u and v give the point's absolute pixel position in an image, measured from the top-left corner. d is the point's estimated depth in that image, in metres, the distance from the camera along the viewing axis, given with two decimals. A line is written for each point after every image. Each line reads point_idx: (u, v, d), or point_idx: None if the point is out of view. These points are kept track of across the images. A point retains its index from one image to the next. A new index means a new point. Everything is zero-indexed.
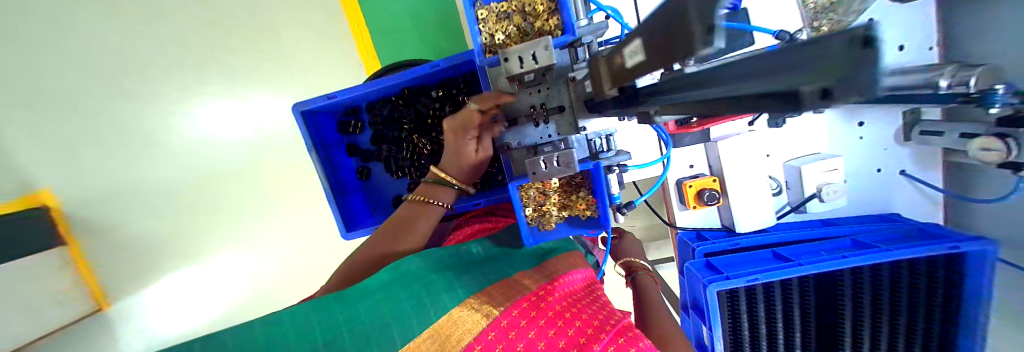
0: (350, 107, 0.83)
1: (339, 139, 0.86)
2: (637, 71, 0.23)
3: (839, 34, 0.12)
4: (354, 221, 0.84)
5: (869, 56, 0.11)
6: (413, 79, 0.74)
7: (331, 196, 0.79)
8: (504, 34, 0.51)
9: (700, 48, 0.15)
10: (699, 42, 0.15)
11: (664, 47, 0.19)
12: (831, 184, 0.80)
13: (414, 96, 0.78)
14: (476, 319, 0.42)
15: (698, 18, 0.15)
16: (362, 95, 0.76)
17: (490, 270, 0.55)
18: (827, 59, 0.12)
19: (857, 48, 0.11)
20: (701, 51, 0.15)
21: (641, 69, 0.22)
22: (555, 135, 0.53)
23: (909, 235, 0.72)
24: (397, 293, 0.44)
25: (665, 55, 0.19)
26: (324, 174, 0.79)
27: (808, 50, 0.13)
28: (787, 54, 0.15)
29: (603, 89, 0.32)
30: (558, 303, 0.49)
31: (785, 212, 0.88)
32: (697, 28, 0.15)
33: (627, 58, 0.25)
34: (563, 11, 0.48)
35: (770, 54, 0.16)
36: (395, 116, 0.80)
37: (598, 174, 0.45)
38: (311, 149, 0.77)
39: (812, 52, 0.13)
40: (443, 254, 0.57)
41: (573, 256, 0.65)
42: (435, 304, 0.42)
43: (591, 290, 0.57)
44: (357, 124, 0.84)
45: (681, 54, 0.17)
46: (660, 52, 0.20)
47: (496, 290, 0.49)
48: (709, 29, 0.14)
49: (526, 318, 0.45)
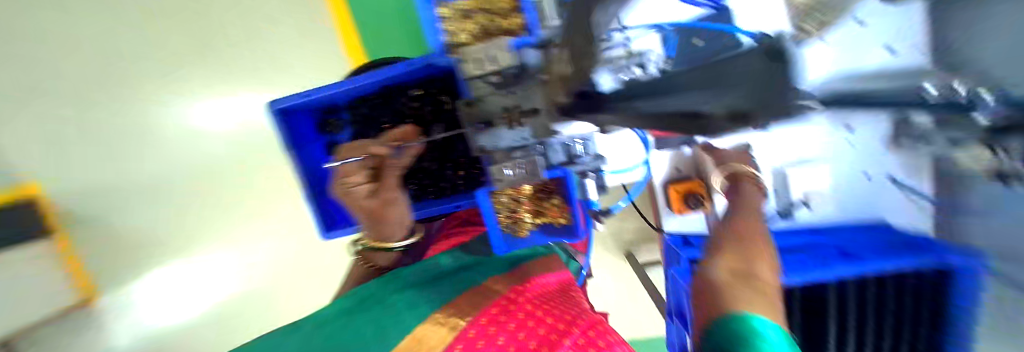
0: (329, 106, 0.80)
1: (316, 138, 0.82)
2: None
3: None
4: (334, 221, 0.83)
5: None
6: (392, 78, 0.71)
7: (311, 197, 0.79)
8: (468, 33, 0.48)
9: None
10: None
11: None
12: (818, 192, 0.79)
13: (395, 95, 0.76)
14: (443, 335, 0.41)
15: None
16: (339, 93, 0.73)
17: (455, 282, 0.53)
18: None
19: None
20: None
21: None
22: (530, 138, 0.50)
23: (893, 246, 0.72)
24: (350, 324, 0.42)
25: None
26: (302, 176, 0.78)
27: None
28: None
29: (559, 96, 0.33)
30: (529, 305, 0.50)
31: (773, 218, 0.87)
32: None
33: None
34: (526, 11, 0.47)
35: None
36: (375, 115, 0.78)
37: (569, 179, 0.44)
38: (287, 148, 0.76)
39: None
40: (415, 274, 0.56)
41: (551, 260, 0.65)
42: (397, 325, 0.41)
43: (565, 293, 0.58)
44: (334, 122, 0.81)
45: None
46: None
47: (464, 301, 0.48)
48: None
49: (494, 324, 0.45)
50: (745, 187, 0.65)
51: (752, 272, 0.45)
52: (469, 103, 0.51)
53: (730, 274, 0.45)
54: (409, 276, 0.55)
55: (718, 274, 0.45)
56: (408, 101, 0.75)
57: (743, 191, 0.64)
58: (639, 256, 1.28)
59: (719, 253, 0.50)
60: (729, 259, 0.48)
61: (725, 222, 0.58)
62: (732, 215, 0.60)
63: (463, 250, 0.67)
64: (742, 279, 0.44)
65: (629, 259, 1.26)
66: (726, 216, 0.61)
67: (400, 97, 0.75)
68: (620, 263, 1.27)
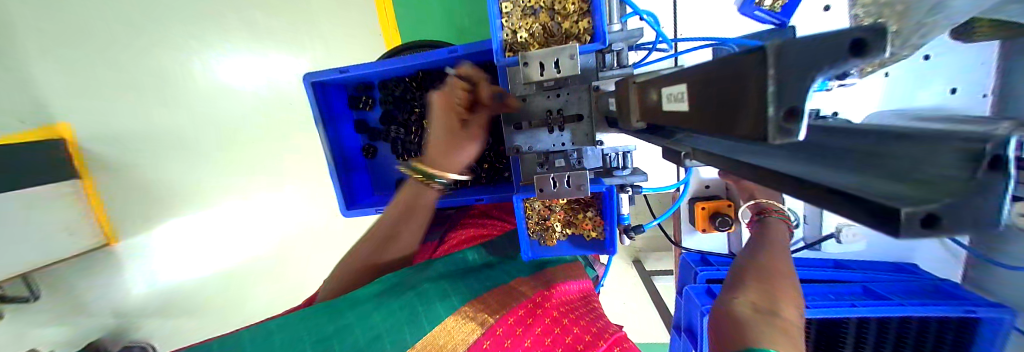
0: (362, 84, 0.81)
1: (348, 114, 0.85)
2: (675, 116, 0.21)
3: (956, 154, 0.11)
4: (355, 199, 0.83)
5: (994, 177, 0.09)
6: (428, 64, 0.71)
7: (336, 173, 0.79)
8: (528, 32, 0.46)
9: (774, 133, 0.13)
10: (775, 128, 0.13)
11: (718, 104, 0.17)
12: (852, 226, 0.79)
13: (431, 80, 0.76)
14: (471, 328, 0.45)
15: (777, 95, 0.13)
16: (378, 73, 0.74)
17: (484, 277, 0.57)
18: (940, 170, 0.11)
19: (980, 167, 0.09)
20: (765, 134, 0.14)
21: (682, 118, 0.20)
22: (568, 144, 0.48)
23: (922, 290, 0.70)
24: (388, 302, 0.46)
25: (713, 116, 0.17)
26: (330, 150, 0.78)
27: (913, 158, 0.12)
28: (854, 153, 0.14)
29: (630, 119, 0.28)
30: (555, 311, 0.53)
31: (800, 247, 0.83)
32: (771, 106, 0.13)
33: (665, 100, 0.22)
34: (595, 15, 0.43)
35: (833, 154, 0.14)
36: (406, 98, 0.79)
37: (611, 196, 0.42)
38: (319, 121, 0.76)
39: (922, 158, 0.12)
40: (442, 263, 0.58)
41: (574, 266, 0.67)
42: (428, 313, 0.46)
43: (587, 301, 0.59)
44: (367, 101, 0.82)
45: (739, 122, 0.15)
46: (708, 115, 0.18)
47: (494, 299, 0.52)
48: (784, 106, 0.13)
49: (522, 325, 0.48)
50: (770, 221, 0.66)
51: (774, 309, 0.44)
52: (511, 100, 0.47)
53: (752, 308, 0.44)
54: (445, 264, 0.58)
55: (740, 307, 0.45)
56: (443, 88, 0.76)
57: (769, 224, 0.65)
58: (647, 265, 1.27)
59: (744, 284, 0.49)
60: (753, 293, 0.47)
61: (751, 248, 0.58)
62: (757, 243, 0.60)
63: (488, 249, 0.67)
64: (765, 315, 0.43)
65: (637, 267, 1.25)
66: (749, 243, 0.61)
67: (436, 83, 0.76)
68: (628, 270, 1.26)
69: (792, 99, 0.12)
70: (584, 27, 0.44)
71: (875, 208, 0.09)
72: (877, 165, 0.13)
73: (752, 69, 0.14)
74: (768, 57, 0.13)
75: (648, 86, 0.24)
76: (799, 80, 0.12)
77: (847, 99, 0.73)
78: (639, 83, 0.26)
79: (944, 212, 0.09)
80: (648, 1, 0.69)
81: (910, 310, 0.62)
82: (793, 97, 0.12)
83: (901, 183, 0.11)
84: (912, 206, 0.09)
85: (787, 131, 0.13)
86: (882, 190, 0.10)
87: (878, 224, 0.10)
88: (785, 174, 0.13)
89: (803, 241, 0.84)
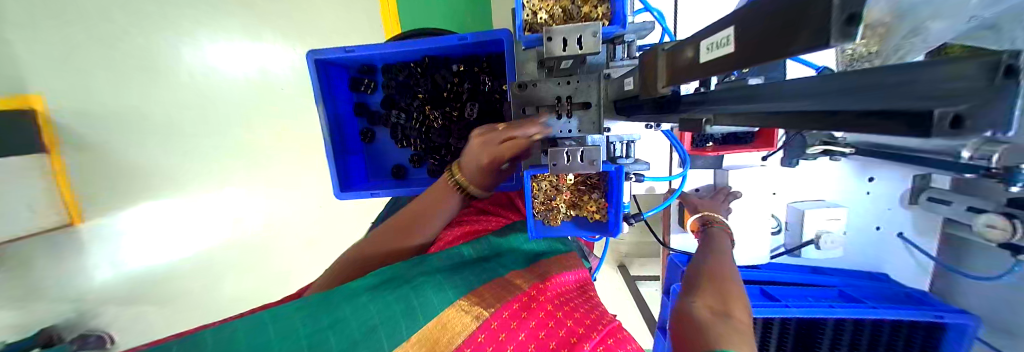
0: (365, 66, 0.80)
1: (349, 96, 0.84)
2: (717, 64, 0.21)
3: (974, 62, 0.11)
4: (349, 182, 0.82)
5: (1011, 88, 0.10)
6: (436, 49, 0.71)
7: (332, 154, 0.77)
8: (547, 13, 0.47)
9: (833, 37, 0.12)
10: (836, 33, 0.12)
11: (770, 35, 0.16)
12: (831, 233, 0.81)
13: (436, 66, 0.76)
14: (466, 322, 0.45)
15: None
16: (383, 54, 0.74)
17: (480, 271, 0.57)
18: (958, 78, 0.11)
19: (1000, 74, 0.10)
20: (825, 41, 0.13)
21: (724, 62, 0.20)
22: (576, 132, 0.48)
23: (895, 297, 0.74)
24: (385, 293, 0.46)
25: (766, 46, 0.17)
26: (328, 130, 0.77)
27: (928, 72, 0.12)
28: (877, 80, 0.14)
29: (654, 86, 0.29)
30: (549, 305, 0.52)
31: (780, 252, 0.89)
32: (834, 9, 0.12)
33: (703, 52, 0.22)
34: (615, 2, 0.44)
35: (870, 71, 0.15)
36: (411, 84, 0.79)
37: (619, 177, 0.43)
38: (319, 99, 0.74)
39: (929, 72, 0.12)
40: (442, 258, 0.59)
41: (568, 257, 0.68)
42: (426, 307, 0.45)
43: (583, 291, 0.60)
44: (369, 84, 0.82)
45: (796, 41, 0.14)
46: (756, 45, 0.18)
47: (489, 292, 0.51)
48: (846, 12, 0.12)
49: (517, 319, 0.47)
50: (715, 231, 0.69)
51: (727, 309, 0.46)
52: (522, 85, 0.48)
53: (708, 310, 0.46)
54: (440, 258, 0.59)
55: (698, 310, 0.46)
56: (448, 75, 0.76)
57: (714, 235, 0.67)
58: (631, 269, 1.29)
59: (697, 290, 0.51)
60: (709, 298, 0.48)
61: (701, 256, 0.60)
62: (704, 250, 0.63)
63: (487, 241, 0.67)
64: (721, 316, 0.44)
65: (623, 271, 1.27)
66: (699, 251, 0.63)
67: (441, 69, 0.76)
68: (613, 274, 1.27)
69: (852, 5, 0.12)
70: (602, 13, 0.46)
71: (911, 118, 0.12)
72: (890, 78, 0.14)
73: None
74: None
75: (679, 50, 0.25)
76: None
77: None
78: (666, 49, 0.27)
79: (968, 114, 0.10)
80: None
81: (884, 312, 0.66)
82: (858, 2, 0.12)
83: (931, 98, 0.12)
84: (944, 108, 0.11)
85: (847, 36, 0.12)
86: (924, 102, 0.12)
87: (914, 130, 0.12)
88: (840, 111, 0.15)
89: (784, 247, 0.89)
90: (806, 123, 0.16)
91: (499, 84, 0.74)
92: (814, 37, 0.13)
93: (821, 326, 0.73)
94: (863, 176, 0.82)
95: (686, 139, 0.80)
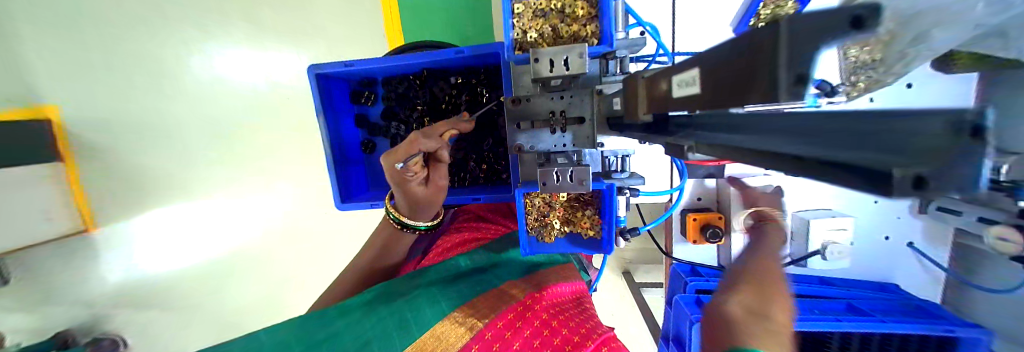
0: (366, 79, 0.82)
1: (349, 108, 0.85)
2: (685, 101, 0.22)
3: (935, 121, 0.11)
4: (350, 193, 0.83)
5: (972, 147, 0.10)
6: (434, 63, 0.73)
7: (333, 167, 0.78)
8: (538, 32, 0.47)
9: (783, 97, 0.14)
10: (785, 92, 0.14)
11: (728, 84, 0.18)
12: (837, 243, 0.80)
13: (434, 78, 0.77)
14: (460, 333, 0.45)
15: (786, 63, 0.14)
16: (382, 68, 0.75)
17: (474, 282, 0.57)
18: (922, 137, 0.11)
19: (964, 138, 0.10)
20: (775, 97, 0.15)
21: (693, 102, 0.22)
22: (570, 146, 0.48)
23: (902, 308, 0.72)
24: (377, 309, 0.47)
25: (724, 92, 0.18)
26: (329, 143, 0.78)
27: (890, 127, 0.13)
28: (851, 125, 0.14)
29: (637, 111, 0.30)
30: (545, 313, 0.51)
31: (786, 262, 0.87)
32: (782, 70, 0.14)
33: (674, 88, 0.24)
34: (603, 20, 0.45)
35: (841, 117, 0.15)
36: (410, 96, 0.80)
37: (611, 194, 0.43)
38: (320, 113, 0.76)
39: (909, 125, 0.12)
40: (437, 270, 0.59)
41: (566, 268, 0.67)
42: (419, 321, 0.46)
43: (580, 302, 0.59)
44: (370, 96, 0.83)
45: (750, 93, 0.16)
46: (716, 91, 0.19)
47: (483, 303, 0.51)
48: (793, 72, 0.14)
49: (512, 328, 0.47)
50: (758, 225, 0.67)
51: (766, 312, 0.44)
52: (515, 100, 0.48)
53: (745, 309, 0.44)
54: (435, 271, 0.59)
55: (733, 308, 0.44)
56: (446, 87, 0.77)
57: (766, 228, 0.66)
58: (636, 276, 1.27)
59: (735, 287, 0.49)
60: (748, 297, 0.47)
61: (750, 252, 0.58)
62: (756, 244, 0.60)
63: (484, 251, 0.67)
64: (757, 318, 0.43)
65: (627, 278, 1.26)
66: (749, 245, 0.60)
67: (439, 81, 0.77)
68: (616, 281, 1.26)
69: (798, 66, 0.13)
70: (592, 31, 0.46)
71: (875, 175, 0.11)
72: (862, 127, 0.14)
73: (761, 43, 0.15)
74: (776, 31, 0.14)
75: (656, 82, 0.27)
76: (804, 50, 0.13)
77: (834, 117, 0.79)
78: (645, 78, 0.28)
79: (931, 176, 0.10)
80: (649, 12, 0.72)
81: (888, 326, 0.64)
82: (798, 65, 0.13)
83: (895, 154, 0.12)
84: (901, 169, 0.11)
85: (795, 94, 0.14)
86: (889, 158, 0.12)
87: (878, 190, 0.12)
88: (813, 158, 0.14)
89: (789, 257, 0.87)
90: (781, 164, 0.16)
91: (497, 96, 0.75)
92: (766, 92, 0.15)
93: (827, 340, 0.72)
94: None
95: None
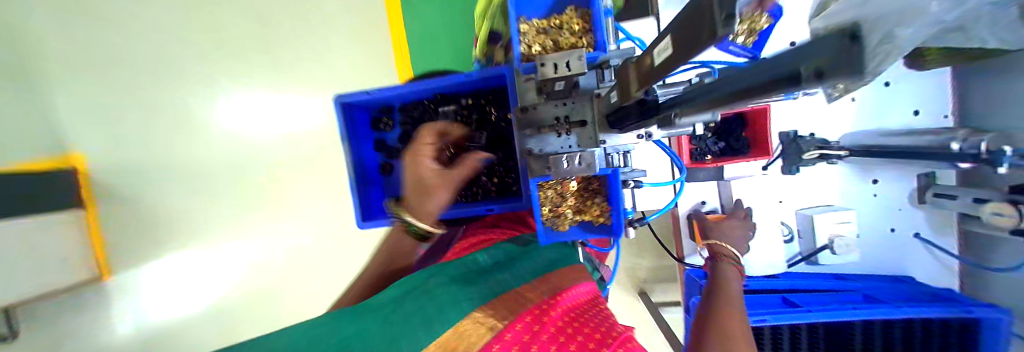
0: (385, 106, 0.90)
1: (370, 135, 0.92)
2: (662, 65, 0.26)
3: (826, 40, 0.14)
4: (369, 213, 0.87)
5: (852, 45, 0.13)
6: (448, 87, 0.80)
7: (355, 186, 0.84)
8: (540, 47, 0.55)
9: (720, 29, 0.18)
10: (722, 27, 0.17)
11: (687, 39, 0.22)
12: (844, 237, 0.81)
13: (446, 102, 0.85)
14: (481, 333, 0.46)
15: (720, 6, 0.17)
16: (400, 95, 0.83)
17: (493, 283, 0.58)
18: (822, 51, 0.15)
19: (847, 40, 0.13)
20: (719, 37, 0.18)
21: (666, 64, 0.26)
22: (575, 146, 0.53)
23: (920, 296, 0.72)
24: (405, 306, 0.48)
25: (687, 47, 0.22)
26: (351, 164, 0.84)
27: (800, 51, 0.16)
28: (775, 60, 0.18)
29: (628, 90, 0.35)
30: (561, 319, 0.52)
31: (797, 260, 0.88)
32: (718, 11, 0.17)
33: (654, 57, 0.28)
34: (595, 32, 0.53)
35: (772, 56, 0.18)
36: (424, 119, 0.87)
37: (616, 179, 0.48)
38: (344, 137, 0.82)
39: (809, 48, 0.15)
40: (459, 267, 0.62)
41: (579, 269, 0.68)
42: (442, 318, 0.47)
43: (595, 304, 0.60)
44: (388, 122, 0.90)
45: (700, 44, 0.20)
46: (682, 48, 0.23)
47: (502, 305, 0.52)
48: (726, 15, 0.17)
49: (530, 333, 0.48)
50: (722, 265, 0.64)
51: None
52: (523, 109, 0.54)
53: None
54: (455, 268, 0.61)
55: None
56: (458, 108, 0.84)
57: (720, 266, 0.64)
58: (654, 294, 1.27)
59: (705, 335, 0.52)
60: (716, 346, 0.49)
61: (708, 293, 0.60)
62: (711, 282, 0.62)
63: (502, 247, 0.70)
64: None
65: (644, 298, 1.25)
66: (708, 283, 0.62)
67: (451, 104, 0.84)
68: (634, 301, 1.26)
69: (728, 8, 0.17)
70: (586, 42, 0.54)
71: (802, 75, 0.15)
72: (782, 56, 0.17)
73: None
74: None
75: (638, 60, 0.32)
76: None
77: (823, 120, 0.86)
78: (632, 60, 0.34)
79: (828, 69, 0.14)
80: (637, 35, 0.82)
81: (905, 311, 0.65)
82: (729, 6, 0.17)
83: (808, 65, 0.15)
84: (812, 69, 0.15)
85: (730, 29, 0.17)
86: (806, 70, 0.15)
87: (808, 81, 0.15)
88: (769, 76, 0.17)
89: (799, 255, 0.88)
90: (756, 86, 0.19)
91: (505, 114, 0.82)
92: (704, 41, 0.19)
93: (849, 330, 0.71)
94: (867, 178, 0.84)
95: (682, 151, 0.86)
